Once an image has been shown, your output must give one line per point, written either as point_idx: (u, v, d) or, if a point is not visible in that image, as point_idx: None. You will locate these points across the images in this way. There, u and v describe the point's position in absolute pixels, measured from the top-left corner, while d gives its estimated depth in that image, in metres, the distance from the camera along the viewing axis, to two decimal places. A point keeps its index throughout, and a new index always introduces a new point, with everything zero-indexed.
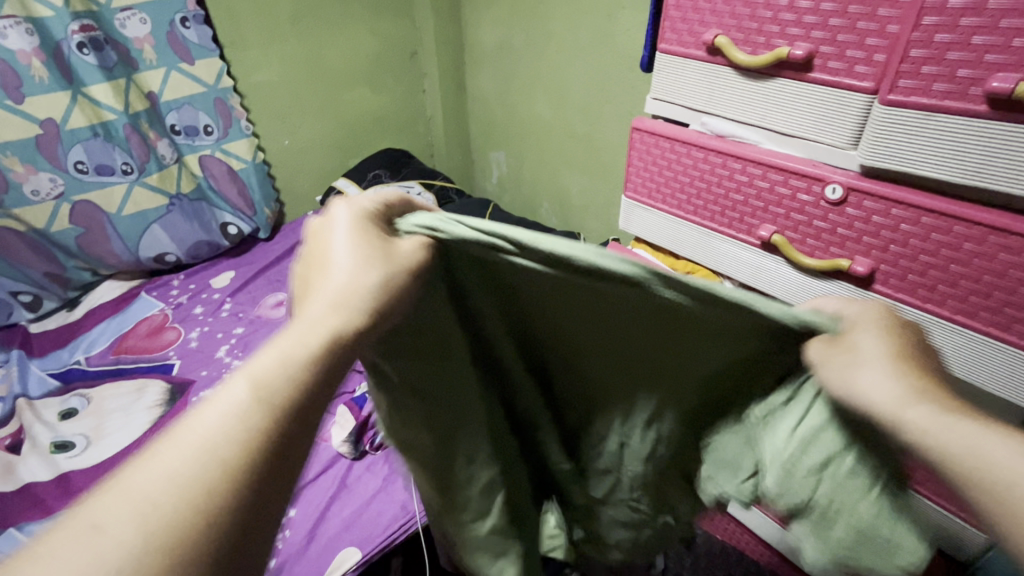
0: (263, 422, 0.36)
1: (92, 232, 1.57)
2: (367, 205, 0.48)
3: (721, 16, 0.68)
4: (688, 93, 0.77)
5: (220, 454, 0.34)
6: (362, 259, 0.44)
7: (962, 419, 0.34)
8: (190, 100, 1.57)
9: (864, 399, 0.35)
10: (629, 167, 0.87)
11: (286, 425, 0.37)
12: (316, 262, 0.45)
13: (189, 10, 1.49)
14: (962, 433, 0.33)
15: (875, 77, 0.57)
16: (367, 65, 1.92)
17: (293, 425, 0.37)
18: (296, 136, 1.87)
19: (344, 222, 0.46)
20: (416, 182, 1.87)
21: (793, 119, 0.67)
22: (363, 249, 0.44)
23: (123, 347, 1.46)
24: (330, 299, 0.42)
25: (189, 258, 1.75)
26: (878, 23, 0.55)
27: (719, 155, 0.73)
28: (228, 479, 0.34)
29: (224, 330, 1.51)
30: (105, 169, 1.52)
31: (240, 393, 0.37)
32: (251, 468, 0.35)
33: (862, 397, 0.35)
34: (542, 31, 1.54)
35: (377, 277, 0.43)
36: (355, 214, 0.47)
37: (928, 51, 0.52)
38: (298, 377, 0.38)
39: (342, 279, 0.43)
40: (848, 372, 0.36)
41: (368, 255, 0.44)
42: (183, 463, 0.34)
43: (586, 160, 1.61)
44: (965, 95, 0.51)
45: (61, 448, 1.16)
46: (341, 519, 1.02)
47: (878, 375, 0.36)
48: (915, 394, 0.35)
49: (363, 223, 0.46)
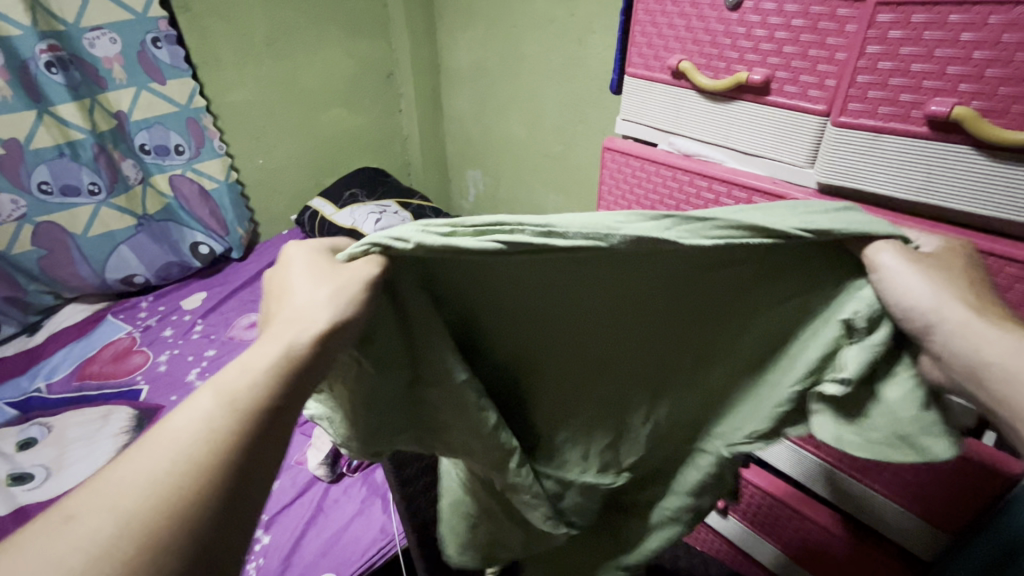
0: (233, 432, 0.32)
1: (56, 254, 1.52)
2: (316, 241, 0.44)
3: (685, 42, 0.72)
4: (657, 114, 0.80)
5: (190, 458, 0.30)
6: (313, 283, 0.39)
7: (1001, 333, 0.37)
8: (160, 120, 1.56)
9: (910, 298, 0.39)
10: (602, 185, 0.90)
11: (273, 443, 0.33)
12: (272, 296, 0.42)
13: (161, 31, 1.48)
14: (992, 340, 0.37)
15: (827, 101, 0.61)
16: (343, 85, 1.93)
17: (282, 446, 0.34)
18: (271, 156, 1.86)
19: (295, 255, 0.42)
20: (393, 201, 1.87)
21: (754, 140, 0.70)
22: (317, 272, 0.40)
23: (87, 373, 1.40)
24: (285, 322, 0.37)
25: (158, 279, 1.71)
26: (827, 50, 0.59)
27: (687, 174, 0.76)
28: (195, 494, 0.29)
29: (195, 353, 1.47)
30: (71, 189, 1.48)
31: (208, 402, 0.32)
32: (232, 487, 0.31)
33: (904, 298, 0.40)
34: (516, 54, 1.58)
35: (329, 292, 0.38)
36: (307, 248, 0.43)
37: (872, 77, 0.56)
38: (270, 384, 0.34)
39: (298, 302, 0.38)
40: (903, 276, 0.40)
41: (322, 276, 0.40)
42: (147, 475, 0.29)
43: (561, 179, 1.64)
44: (907, 117, 0.55)
45: (18, 480, 1.11)
46: (318, 545, 0.99)
47: (928, 283, 0.40)
48: (962, 304, 0.39)
49: (315, 252, 0.43)
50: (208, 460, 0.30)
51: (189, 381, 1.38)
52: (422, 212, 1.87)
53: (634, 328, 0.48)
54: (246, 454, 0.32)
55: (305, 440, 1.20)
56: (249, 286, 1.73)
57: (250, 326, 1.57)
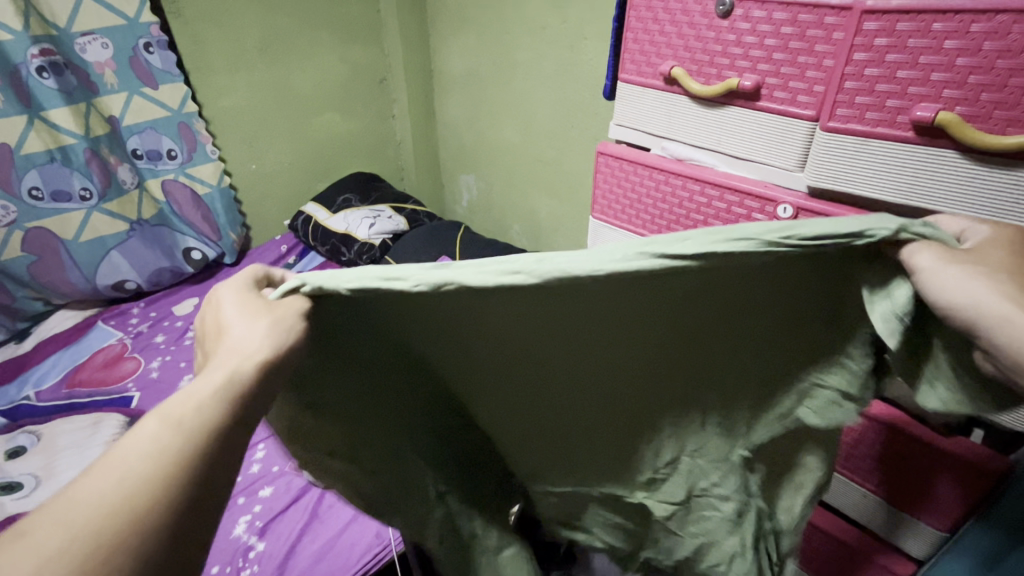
0: (186, 449, 0.32)
1: (46, 260, 1.51)
2: (249, 277, 0.44)
3: (677, 49, 0.73)
4: (649, 119, 0.81)
5: (147, 469, 0.31)
6: (242, 321, 0.38)
7: None
8: (153, 124, 1.55)
9: (953, 299, 0.36)
10: (596, 189, 0.91)
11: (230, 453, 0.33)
12: (207, 337, 0.40)
13: (154, 36, 1.48)
14: None
15: (815, 106, 0.63)
16: (336, 91, 1.93)
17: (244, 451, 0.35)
18: (263, 161, 1.86)
19: (229, 295, 0.42)
20: (386, 206, 1.88)
21: (745, 144, 0.71)
22: (252, 307, 0.40)
23: (77, 380, 1.39)
24: (223, 356, 0.36)
25: (150, 285, 1.69)
26: (815, 57, 0.60)
27: (680, 178, 0.77)
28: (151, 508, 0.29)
29: (187, 359, 1.46)
30: (62, 195, 1.47)
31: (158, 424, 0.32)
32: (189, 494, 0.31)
33: (944, 297, 0.36)
34: (508, 60, 1.60)
35: (266, 325, 0.37)
36: (240, 287, 0.43)
37: (859, 84, 0.57)
38: (215, 409, 0.34)
39: (234, 337, 0.37)
40: (943, 275, 0.37)
41: (259, 309, 0.39)
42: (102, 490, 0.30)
43: (554, 184, 1.65)
44: (893, 122, 0.57)
45: (7, 489, 1.09)
46: (312, 551, 0.98)
47: (974, 280, 0.36)
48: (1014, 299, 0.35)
49: (251, 289, 0.42)
50: (165, 473, 0.31)
51: None
52: (416, 217, 1.87)
53: (598, 357, 0.48)
54: (206, 465, 0.32)
55: None
56: None
57: None
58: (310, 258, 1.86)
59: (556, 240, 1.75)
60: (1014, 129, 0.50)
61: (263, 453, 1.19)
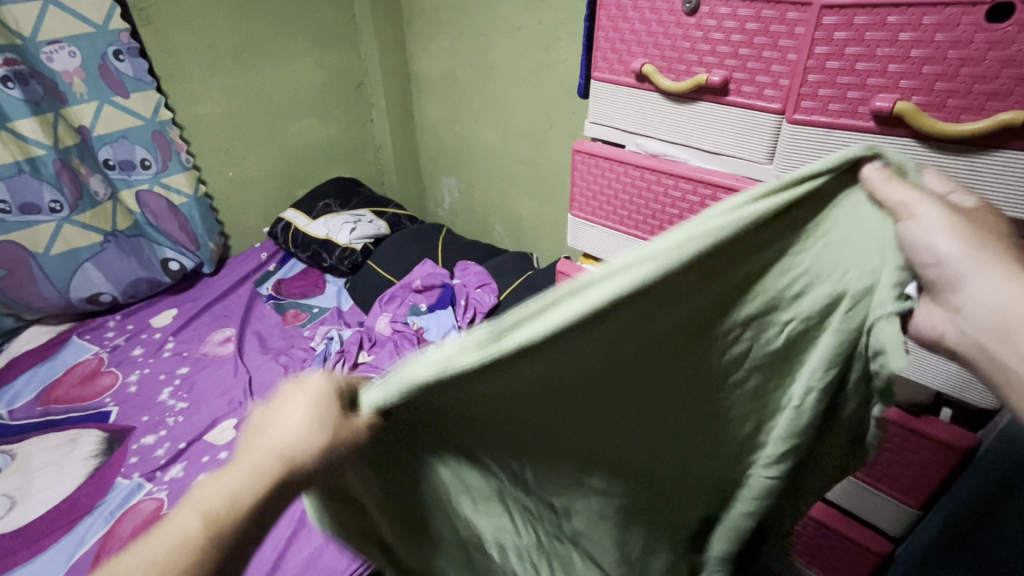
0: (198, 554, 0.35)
1: (16, 275, 1.47)
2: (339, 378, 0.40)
3: (647, 46, 0.74)
4: (623, 116, 0.82)
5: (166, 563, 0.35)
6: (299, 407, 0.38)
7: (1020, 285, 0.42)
8: (125, 133, 1.53)
9: (920, 250, 0.43)
10: (573, 186, 0.92)
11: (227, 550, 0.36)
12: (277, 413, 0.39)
13: (123, 43, 1.45)
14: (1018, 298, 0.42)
15: (781, 100, 0.64)
16: (313, 95, 1.91)
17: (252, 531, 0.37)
18: (241, 168, 1.84)
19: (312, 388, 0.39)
20: (367, 211, 1.86)
21: (716, 138, 0.72)
22: (318, 409, 0.38)
23: (52, 397, 1.35)
24: (263, 458, 0.37)
25: (127, 297, 1.66)
26: (780, 52, 0.62)
27: (655, 173, 0.78)
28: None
29: (167, 372, 1.44)
30: (31, 208, 1.44)
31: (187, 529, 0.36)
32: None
33: (919, 249, 0.43)
34: (484, 62, 1.61)
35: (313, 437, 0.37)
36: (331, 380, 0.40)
37: (822, 76, 0.59)
38: (235, 513, 0.36)
39: (289, 438, 0.37)
40: (927, 232, 0.43)
41: (320, 413, 0.38)
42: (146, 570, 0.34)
43: (534, 184, 1.66)
44: (855, 113, 0.58)
45: None
46: (298, 562, 1.00)
47: (943, 237, 0.43)
48: (977, 248, 0.43)
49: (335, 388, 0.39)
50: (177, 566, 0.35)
51: (162, 401, 1.35)
52: (397, 220, 1.87)
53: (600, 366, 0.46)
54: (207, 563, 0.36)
55: None
56: (221, 300, 1.71)
57: (224, 341, 1.55)
58: (292, 266, 1.85)
59: (539, 240, 1.75)
60: (968, 117, 0.52)
61: None
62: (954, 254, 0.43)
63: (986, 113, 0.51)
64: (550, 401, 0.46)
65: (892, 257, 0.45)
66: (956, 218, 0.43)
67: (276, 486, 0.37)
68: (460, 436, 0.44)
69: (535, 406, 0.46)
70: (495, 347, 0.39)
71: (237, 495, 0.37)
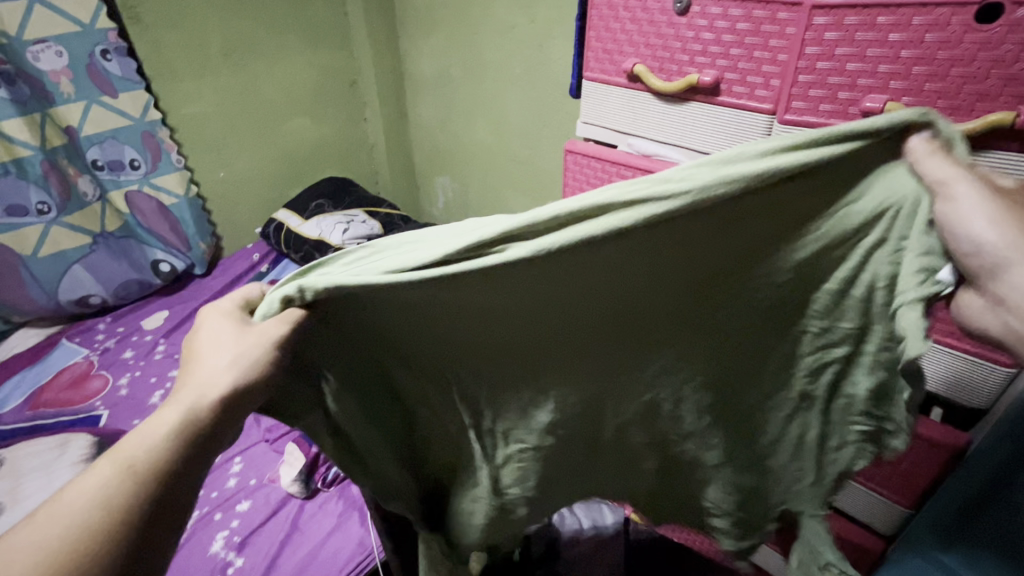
0: (140, 478, 0.41)
1: (3, 278, 1.45)
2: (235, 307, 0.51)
3: (638, 46, 0.74)
4: (614, 116, 0.82)
5: (109, 491, 0.40)
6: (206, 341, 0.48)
7: None
8: (113, 134, 1.51)
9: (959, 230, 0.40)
10: (565, 186, 0.91)
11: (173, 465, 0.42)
12: (190, 356, 0.48)
13: (111, 42, 1.44)
14: None
15: (772, 100, 0.64)
16: (305, 94, 1.90)
17: (192, 447, 0.43)
18: (232, 168, 1.82)
19: (213, 324, 0.49)
20: (360, 211, 1.85)
21: (708, 139, 0.72)
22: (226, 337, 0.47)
23: (41, 401, 1.34)
24: (192, 385, 0.45)
25: (117, 299, 1.65)
26: (770, 52, 0.62)
27: (647, 173, 0.78)
28: (116, 511, 0.39)
29: (158, 374, 1.43)
30: (18, 209, 1.42)
31: (119, 464, 0.41)
32: (139, 492, 0.40)
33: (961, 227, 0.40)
34: (477, 61, 1.60)
35: (230, 356, 0.46)
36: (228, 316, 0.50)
37: (813, 77, 0.59)
38: (174, 431, 0.43)
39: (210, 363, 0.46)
40: (964, 215, 0.40)
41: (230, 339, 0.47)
42: (95, 504, 0.39)
43: (529, 183, 1.66)
44: (846, 113, 0.58)
45: None
46: (292, 566, 0.99)
47: (983, 220, 0.40)
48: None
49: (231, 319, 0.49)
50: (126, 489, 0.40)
51: (153, 404, 1.34)
52: (391, 220, 1.86)
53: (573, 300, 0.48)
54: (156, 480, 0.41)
55: (278, 456, 1.21)
56: (213, 302, 1.69)
57: None
58: (285, 267, 1.84)
59: None
60: (957, 117, 0.52)
61: (239, 466, 1.19)
62: (996, 240, 0.39)
63: (976, 114, 0.50)
64: (518, 320, 0.49)
65: (921, 238, 0.42)
66: (1001, 204, 0.40)
67: (202, 399, 0.44)
68: (420, 330, 0.49)
69: (524, 317, 0.49)
70: (509, 254, 0.42)
71: (168, 419, 0.43)
